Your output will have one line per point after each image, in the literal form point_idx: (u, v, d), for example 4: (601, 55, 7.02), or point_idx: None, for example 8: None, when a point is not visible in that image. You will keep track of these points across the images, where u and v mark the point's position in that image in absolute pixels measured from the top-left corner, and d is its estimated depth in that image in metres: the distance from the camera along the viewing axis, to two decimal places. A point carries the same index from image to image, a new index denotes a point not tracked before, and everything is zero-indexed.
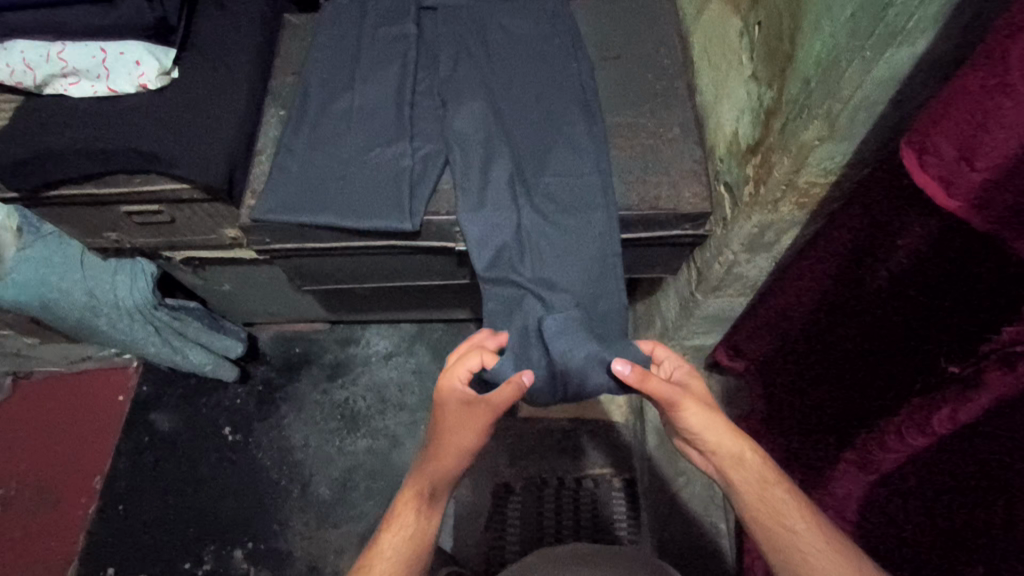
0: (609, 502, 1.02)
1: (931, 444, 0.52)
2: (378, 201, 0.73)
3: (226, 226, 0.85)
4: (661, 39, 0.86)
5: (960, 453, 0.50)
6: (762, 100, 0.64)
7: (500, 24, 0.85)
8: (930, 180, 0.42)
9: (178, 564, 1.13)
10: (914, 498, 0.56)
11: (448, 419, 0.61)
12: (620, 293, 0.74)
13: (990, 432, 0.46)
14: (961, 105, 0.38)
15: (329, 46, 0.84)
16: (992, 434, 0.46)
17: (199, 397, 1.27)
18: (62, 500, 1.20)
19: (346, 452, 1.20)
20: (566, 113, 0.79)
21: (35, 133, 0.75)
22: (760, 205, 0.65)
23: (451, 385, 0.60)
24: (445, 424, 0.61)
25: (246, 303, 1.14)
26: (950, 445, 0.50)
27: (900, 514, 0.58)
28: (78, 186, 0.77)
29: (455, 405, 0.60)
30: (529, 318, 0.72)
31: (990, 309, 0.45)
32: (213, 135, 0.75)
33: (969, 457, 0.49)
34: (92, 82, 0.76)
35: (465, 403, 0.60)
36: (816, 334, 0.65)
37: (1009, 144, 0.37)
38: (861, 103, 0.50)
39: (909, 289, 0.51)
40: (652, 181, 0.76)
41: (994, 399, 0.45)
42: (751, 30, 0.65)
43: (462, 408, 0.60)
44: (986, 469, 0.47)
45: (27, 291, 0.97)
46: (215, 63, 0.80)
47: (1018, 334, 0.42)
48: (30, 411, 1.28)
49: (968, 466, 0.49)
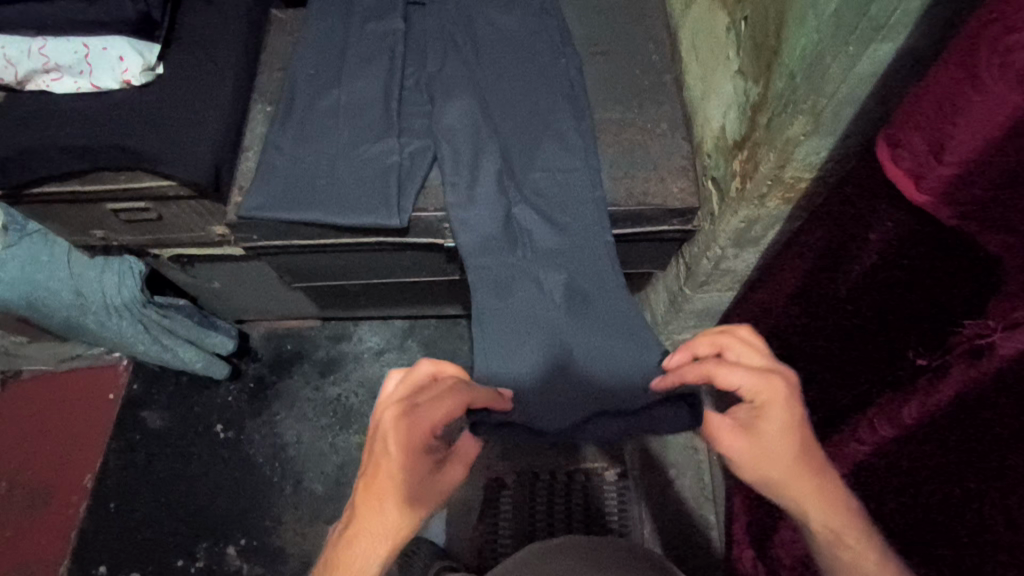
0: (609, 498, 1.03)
1: (898, 435, 0.52)
2: (365, 198, 0.73)
3: (215, 223, 0.85)
4: (651, 35, 0.86)
5: (921, 444, 0.50)
6: (749, 95, 0.64)
7: (488, 19, 0.84)
8: (901, 174, 0.42)
9: (171, 561, 1.13)
10: (880, 489, 0.57)
11: (410, 483, 0.51)
12: (617, 273, 0.72)
13: (950, 423, 0.47)
14: (931, 99, 0.38)
15: (317, 41, 0.84)
16: (951, 426, 0.46)
17: (191, 394, 1.26)
18: (53, 499, 1.19)
19: (339, 448, 1.20)
20: (554, 109, 0.79)
21: (20, 130, 0.74)
22: (747, 200, 0.65)
23: (429, 433, 0.51)
24: (407, 492, 0.51)
25: (235, 299, 1.13)
26: (915, 437, 0.51)
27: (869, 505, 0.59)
28: (62, 184, 0.77)
29: (417, 461, 0.50)
30: (525, 319, 0.70)
31: (950, 309, 0.46)
32: (200, 132, 0.75)
33: (936, 450, 0.49)
34: (75, 78, 0.75)
35: (424, 444, 0.51)
36: (798, 328, 0.66)
37: (974, 139, 0.37)
38: (845, 99, 0.50)
39: (884, 284, 0.52)
40: (640, 176, 0.76)
41: (954, 393, 0.45)
42: (738, 25, 0.65)
43: (431, 467, 0.52)
44: (948, 463, 0.48)
45: (16, 289, 0.97)
46: (201, 59, 0.79)
47: (980, 329, 0.42)
48: (20, 409, 1.27)
49: (934, 459, 0.49)
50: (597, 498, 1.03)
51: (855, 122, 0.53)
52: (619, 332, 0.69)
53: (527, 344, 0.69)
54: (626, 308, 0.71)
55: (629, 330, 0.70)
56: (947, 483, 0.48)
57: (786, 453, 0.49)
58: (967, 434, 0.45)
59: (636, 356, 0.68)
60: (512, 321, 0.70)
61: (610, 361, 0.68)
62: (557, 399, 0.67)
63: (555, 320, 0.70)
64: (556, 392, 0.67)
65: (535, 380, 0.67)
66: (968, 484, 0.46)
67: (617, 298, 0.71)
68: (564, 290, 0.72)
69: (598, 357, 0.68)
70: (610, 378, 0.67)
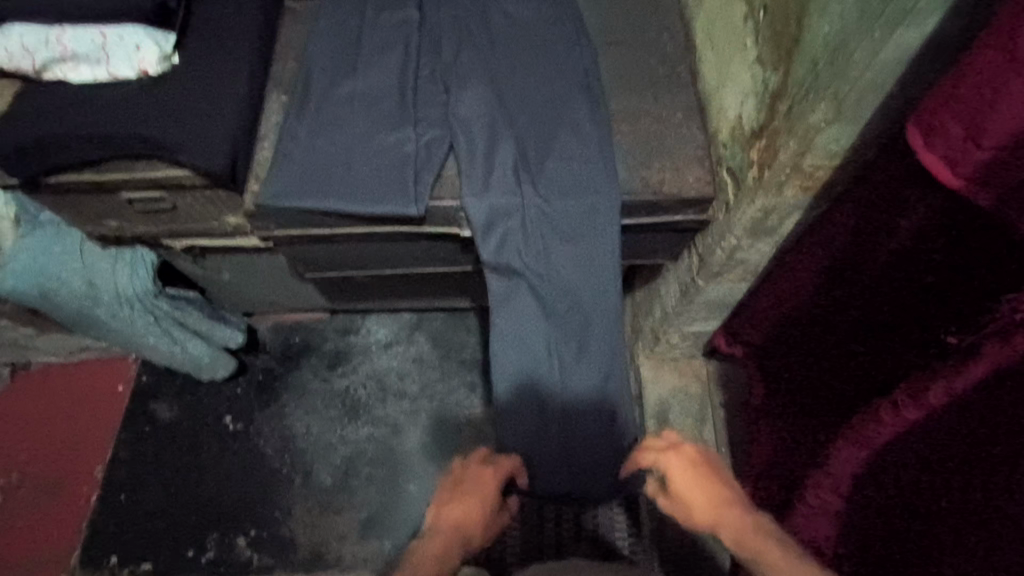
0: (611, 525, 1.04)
1: (924, 418, 0.53)
2: (383, 188, 0.73)
3: (229, 213, 0.85)
4: (665, 25, 0.86)
5: (948, 427, 0.51)
6: (767, 84, 0.64)
7: (502, 9, 0.84)
8: (936, 161, 0.42)
9: (181, 552, 1.13)
10: (900, 474, 0.57)
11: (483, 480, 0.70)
12: (618, 280, 0.77)
13: (980, 405, 0.47)
14: (969, 84, 0.39)
15: (332, 31, 0.84)
16: (981, 407, 0.47)
17: (199, 386, 1.26)
18: (62, 491, 1.20)
19: (347, 440, 1.21)
20: (568, 99, 0.79)
21: (36, 119, 0.75)
22: (764, 189, 0.65)
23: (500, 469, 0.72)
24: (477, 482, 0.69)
25: (244, 290, 1.13)
26: (941, 419, 0.51)
27: (886, 489, 0.59)
28: (78, 173, 0.77)
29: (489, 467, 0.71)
30: (532, 335, 0.78)
31: (988, 287, 0.46)
32: (216, 120, 0.75)
33: (961, 430, 0.50)
34: (93, 68, 0.75)
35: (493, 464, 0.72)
36: (816, 314, 0.67)
37: (1016, 124, 0.38)
38: (870, 84, 0.50)
39: (908, 269, 0.52)
40: (655, 165, 0.76)
41: (988, 369, 0.46)
42: (757, 14, 0.65)
43: (498, 513, 0.69)
44: (977, 444, 0.48)
45: (27, 281, 0.95)
46: (216, 48, 0.79)
47: (1018, 303, 0.43)
48: (28, 401, 1.28)
49: (959, 440, 0.50)
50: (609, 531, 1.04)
51: (879, 108, 0.53)
52: (605, 343, 0.79)
53: (527, 364, 0.78)
54: (615, 324, 0.78)
55: (614, 354, 0.79)
56: (979, 467, 0.48)
57: (686, 480, 0.65)
58: (997, 412, 0.46)
59: (609, 370, 0.79)
60: (516, 318, 0.77)
61: (591, 381, 0.78)
62: (539, 411, 0.78)
63: (555, 328, 0.78)
64: (540, 405, 0.78)
65: (526, 384, 0.78)
66: (996, 463, 0.47)
67: (612, 318, 0.78)
68: (569, 294, 0.77)
69: (583, 369, 0.78)
70: (592, 398, 0.79)
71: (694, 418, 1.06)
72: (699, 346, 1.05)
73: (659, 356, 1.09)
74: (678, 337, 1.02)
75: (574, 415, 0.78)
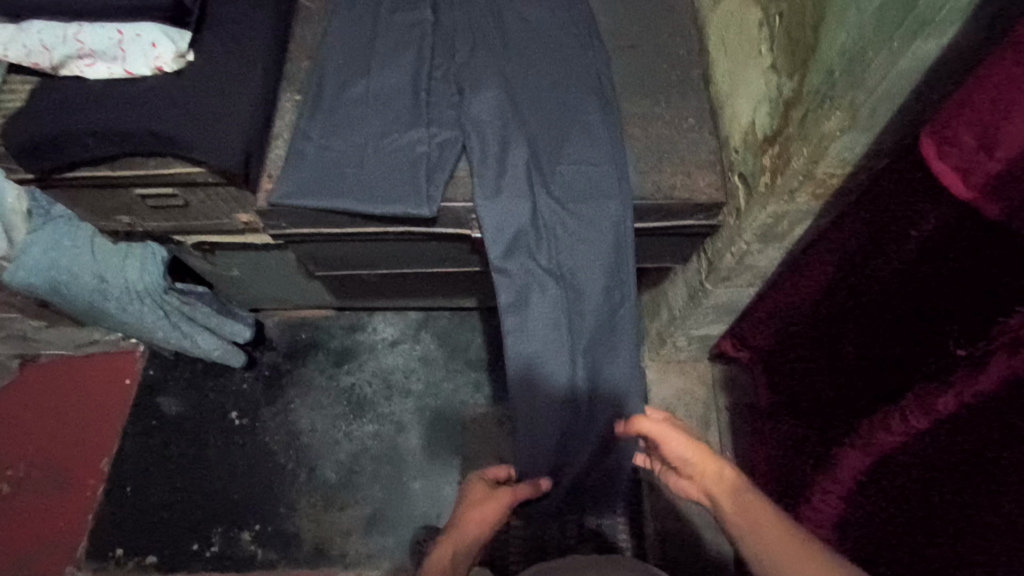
0: (612, 525, 1.05)
1: (933, 427, 0.53)
2: (396, 189, 0.74)
3: (241, 210, 0.86)
4: (678, 30, 0.86)
5: (957, 436, 0.50)
6: (781, 90, 0.64)
7: (515, 10, 0.85)
8: (949, 170, 0.43)
9: (187, 545, 1.14)
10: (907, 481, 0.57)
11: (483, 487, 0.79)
12: (634, 281, 0.77)
13: (992, 414, 0.47)
14: (983, 96, 0.40)
15: (346, 30, 0.84)
16: (993, 417, 0.47)
17: (207, 381, 1.27)
18: (69, 483, 1.20)
19: (352, 437, 1.21)
20: (580, 101, 0.79)
21: (52, 114, 0.75)
22: (776, 195, 0.65)
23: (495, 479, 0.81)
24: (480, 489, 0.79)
25: (253, 287, 1.14)
26: (950, 427, 0.51)
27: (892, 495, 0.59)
28: (93, 168, 0.78)
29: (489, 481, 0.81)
30: (547, 337, 0.77)
31: (998, 299, 0.46)
32: (231, 117, 0.75)
33: (969, 437, 0.49)
34: (108, 64, 0.75)
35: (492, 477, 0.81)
36: (825, 321, 0.67)
37: None
38: (887, 94, 0.51)
39: (921, 278, 0.53)
40: (667, 170, 0.76)
41: (999, 377, 0.46)
42: (772, 21, 0.65)
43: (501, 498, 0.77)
44: (985, 453, 0.48)
45: (37, 273, 0.95)
46: (231, 45, 0.80)
47: None
48: (36, 392, 1.28)
49: (968, 448, 0.50)
50: (610, 531, 1.05)
51: (894, 117, 0.53)
52: (617, 342, 0.79)
53: (540, 368, 0.77)
54: (630, 323, 0.78)
55: (627, 354, 0.79)
56: (986, 473, 0.48)
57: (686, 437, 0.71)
58: (1005, 422, 0.46)
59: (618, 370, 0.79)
60: (528, 318, 0.76)
61: (598, 383, 0.78)
62: (551, 413, 0.78)
63: (569, 328, 0.77)
64: (549, 406, 0.78)
65: (535, 384, 0.77)
66: (1005, 472, 0.47)
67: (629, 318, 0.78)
68: (581, 296, 0.77)
69: (592, 368, 0.78)
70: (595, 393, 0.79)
71: (698, 421, 1.06)
72: (705, 350, 1.05)
73: (664, 359, 1.09)
74: (684, 340, 1.02)
75: (580, 409, 0.78)
